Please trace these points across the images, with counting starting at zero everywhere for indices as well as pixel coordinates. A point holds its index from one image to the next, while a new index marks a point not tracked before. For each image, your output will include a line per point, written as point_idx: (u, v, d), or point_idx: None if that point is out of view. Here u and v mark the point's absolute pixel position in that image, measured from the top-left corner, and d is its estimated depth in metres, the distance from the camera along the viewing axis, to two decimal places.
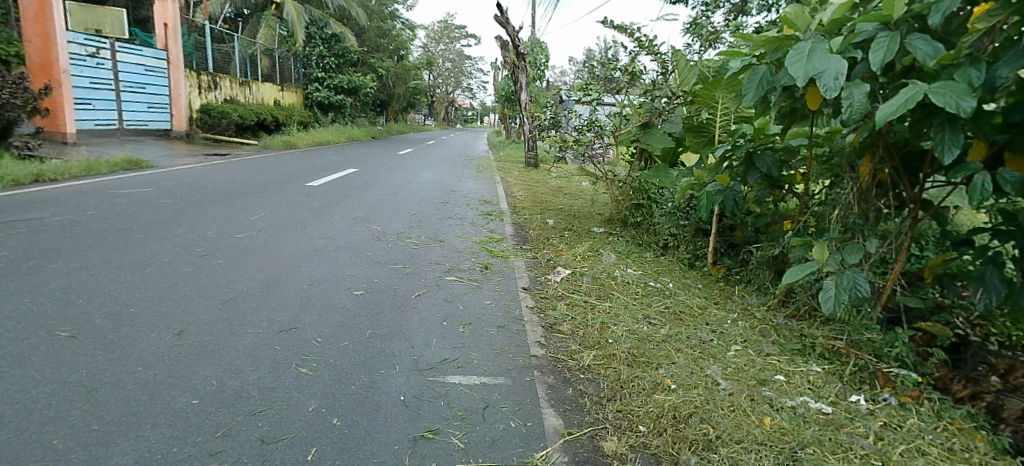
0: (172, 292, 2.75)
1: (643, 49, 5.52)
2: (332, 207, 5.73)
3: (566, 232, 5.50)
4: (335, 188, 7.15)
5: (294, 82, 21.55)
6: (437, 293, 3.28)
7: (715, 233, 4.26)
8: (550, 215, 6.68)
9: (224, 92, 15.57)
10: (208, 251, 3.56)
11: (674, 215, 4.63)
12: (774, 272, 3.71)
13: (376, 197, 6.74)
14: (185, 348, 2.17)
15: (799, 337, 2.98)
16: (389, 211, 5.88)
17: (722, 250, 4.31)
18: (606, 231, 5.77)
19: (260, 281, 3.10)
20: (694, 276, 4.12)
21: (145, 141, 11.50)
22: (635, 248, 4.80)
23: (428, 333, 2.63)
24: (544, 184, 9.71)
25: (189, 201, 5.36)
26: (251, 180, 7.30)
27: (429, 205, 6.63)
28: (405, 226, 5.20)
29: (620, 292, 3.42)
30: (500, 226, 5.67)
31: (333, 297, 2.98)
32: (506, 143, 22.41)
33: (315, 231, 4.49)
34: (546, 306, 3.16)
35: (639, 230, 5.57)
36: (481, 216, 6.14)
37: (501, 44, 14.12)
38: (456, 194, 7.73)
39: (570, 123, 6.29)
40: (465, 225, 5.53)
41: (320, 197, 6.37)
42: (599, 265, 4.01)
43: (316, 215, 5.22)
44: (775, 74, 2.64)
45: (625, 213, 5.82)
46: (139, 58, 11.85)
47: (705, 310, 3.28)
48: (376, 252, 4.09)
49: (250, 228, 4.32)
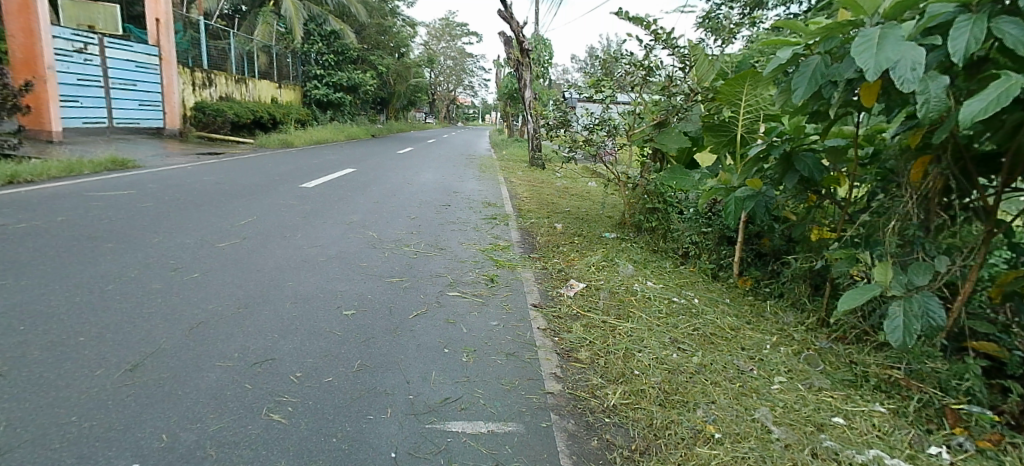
0: (133, 314, 2.41)
1: (659, 42, 5.16)
2: (326, 212, 5.38)
3: (577, 238, 5.16)
4: (330, 190, 6.81)
5: (293, 80, 21.21)
6: (438, 313, 2.91)
7: (741, 241, 3.92)
8: (558, 218, 6.34)
9: (220, 89, 15.24)
10: (183, 263, 3.21)
11: (694, 222, 4.29)
12: (810, 286, 3.44)
13: (373, 200, 6.39)
14: (136, 389, 1.82)
15: (850, 366, 2.63)
16: (386, 215, 5.52)
17: (749, 260, 3.99)
18: (619, 237, 5.43)
19: (237, 299, 2.75)
20: (720, 289, 3.77)
21: (137, 140, 11.17)
22: (652, 257, 4.46)
23: (427, 364, 2.27)
24: (549, 185, 9.35)
25: (172, 205, 5.03)
26: (242, 182, 6.96)
27: (429, 208, 6.28)
28: (404, 232, 4.84)
29: (642, 310, 3.07)
30: (505, 231, 5.33)
31: (319, 318, 2.63)
32: (508, 142, 21.99)
33: (305, 239, 4.14)
34: (560, 328, 2.81)
35: (654, 236, 5.23)
36: (485, 221, 5.80)
37: (504, 41, 13.74)
38: (458, 196, 7.38)
39: (580, 121, 5.98)
40: (468, 231, 5.18)
41: (314, 200, 6.03)
42: (615, 277, 3.67)
43: (308, 220, 4.88)
44: (831, 65, 2.28)
45: (639, 218, 5.48)
46: (129, 54, 11.51)
47: (738, 332, 2.93)
48: (371, 263, 3.74)
49: (234, 236, 3.98)
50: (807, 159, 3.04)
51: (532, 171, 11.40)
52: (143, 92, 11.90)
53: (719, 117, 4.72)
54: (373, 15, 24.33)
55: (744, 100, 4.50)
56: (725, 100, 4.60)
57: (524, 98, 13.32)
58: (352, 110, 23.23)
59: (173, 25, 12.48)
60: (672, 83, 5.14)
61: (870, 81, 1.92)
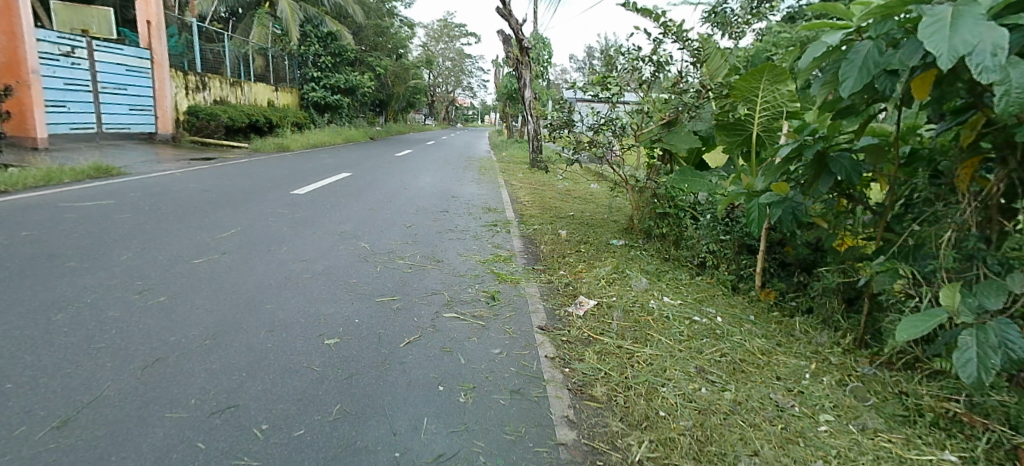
0: (80, 349, 2.08)
1: (668, 36, 4.84)
2: (316, 221, 5.07)
3: (583, 247, 4.84)
4: (322, 197, 6.50)
5: (290, 82, 20.92)
6: (433, 340, 2.58)
7: (764, 251, 3.58)
8: (562, 224, 6.03)
9: (214, 93, 14.95)
10: (151, 284, 2.90)
11: (711, 228, 3.95)
12: (844, 300, 3.11)
13: (367, 207, 6.08)
14: (62, 453, 1.50)
15: (901, 398, 2.30)
16: (380, 224, 5.22)
17: (772, 270, 3.65)
18: (627, 244, 5.12)
19: (205, 328, 2.42)
20: (742, 304, 3.44)
21: (127, 146, 10.88)
22: (664, 267, 4.14)
23: (418, 407, 1.95)
24: (551, 187, 9.05)
25: (151, 215, 4.71)
26: (231, 188, 6.65)
27: (426, 215, 5.97)
28: (399, 243, 4.52)
29: (662, 333, 2.74)
30: (506, 239, 5.02)
31: (297, 351, 2.31)
32: (509, 143, 21.71)
33: (290, 253, 3.83)
34: (571, 357, 2.49)
35: (665, 243, 4.91)
36: (485, 228, 5.49)
37: (504, 39, 13.42)
38: (456, 201, 7.08)
39: (585, 119, 5.50)
40: (467, 240, 4.87)
41: (305, 207, 5.71)
42: (627, 293, 3.33)
43: (296, 231, 4.56)
44: (886, 51, 1.96)
45: (648, 224, 5.16)
46: (118, 58, 11.22)
47: (771, 357, 2.60)
48: (361, 280, 3.42)
49: (213, 250, 3.66)
50: (843, 160, 2.73)
51: (534, 173, 11.10)
52: (134, 97, 11.60)
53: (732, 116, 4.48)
54: (370, 16, 23.99)
55: (761, 96, 4.30)
56: (740, 96, 4.40)
57: (525, 99, 13.00)
58: (350, 113, 22.95)
59: (164, 27, 12.19)
60: (678, 79, 4.89)
61: (943, 69, 1.61)
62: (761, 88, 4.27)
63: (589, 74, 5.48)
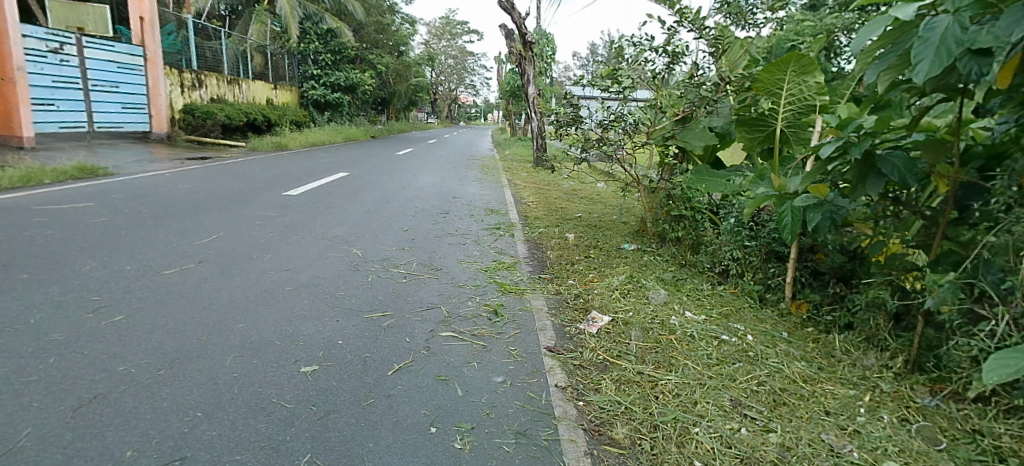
0: (5, 386, 1.78)
1: (684, 24, 4.49)
2: (305, 224, 4.75)
3: (592, 253, 4.49)
4: (316, 198, 6.19)
5: (290, 80, 20.63)
6: (426, 366, 2.25)
7: (795, 259, 3.23)
8: (568, 226, 5.70)
9: (210, 91, 14.66)
10: (109, 298, 2.60)
11: (734, 234, 3.60)
12: (890, 318, 2.77)
13: (362, 209, 5.76)
14: None
15: (976, 437, 1.94)
16: (375, 227, 4.89)
17: (804, 280, 3.31)
18: (638, 249, 4.79)
19: (162, 354, 2.11)
20: (772, 319, 3.10)
21: (120, 145, 10.62)
22: (682, 276, 3.79)
23: (404, 458, 1.62)
24: (555, 187, 8.72)
25: (129, 219, 4.41)
26: (220, 190, 6.35)
27: (426, 217, 5.65)
28: (394, 249, 4.20)
29: (688, 356, 2.41)
30: (510, 244, 4.69)
31: (266, 382, 1.99)
32: (512, 141, 21.36)
33: (273, 261, 3.52)
34: (586, 385, 2.16)
35: (681, 248, 4.59)
36: (487, 231, 5.16)
37: (506, 34, 13.04)
38: (457, 202, 6.76)
39: (594, 115, 5.07)
40: (468, 245, 4.54)
41: (296, 210, 5.40)
42: (645, 307, 2.99)
43: (284, 236, 4.25)
44: (971, 26, 1.60)
45: (662, 227, 4.82)
46: (110, 54, 10.95)
47: (815, 386, 2.26)
48: (349, 292, 3.10)
49: (188, 259, 3.36)
50: (895, 159, 2.38)
51: (538, 172, 10.75)
52: (127, 95, 11.32)
53: (755, 111, 4.20)
54: (371, 13, 23.67)
55: (786, 89, 4.03)
56: (763, 90, 4.13)
57: (528, 95, 12.64)
58: (351, 111, 22.66)
59: (158, 23, 11.88)
60: (694, 72, 4.58)
61: None
62: (787, 81, 4.00)
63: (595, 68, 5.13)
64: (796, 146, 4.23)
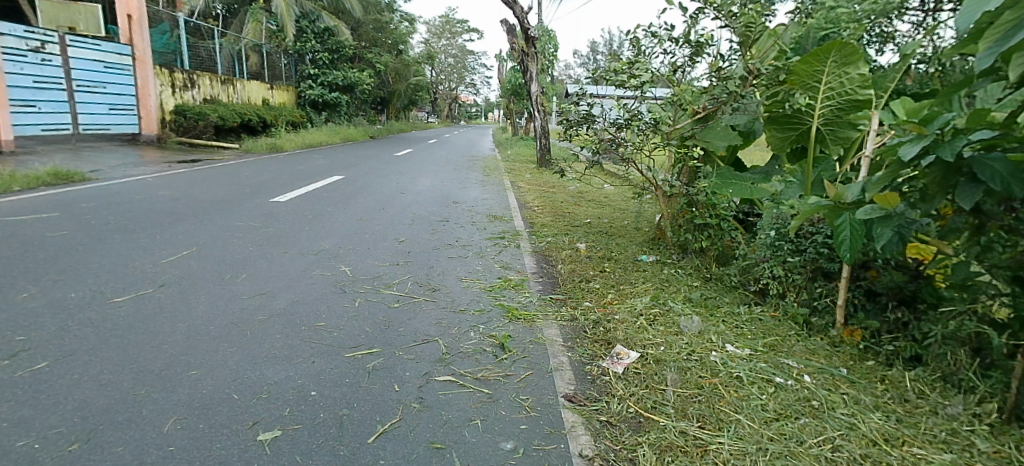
0: None
1: (708, 10, 4.03)
2: (290, 236, 4.32)
3: (606, 266, 4.06)
4: (306, 205, 5.74)
5: (286, 80, 20.22)
6: (419, 427, 1.80)
7: (848, 279, 2.80)
8: (579, 234, 5.29)
9: (203, 91, 14.25)
10: (39, 338, 2.17)
11: (773, 249, 3.18)
12: (971, 353, 2.35)
13: (354, 218, 5.32)
14: None
15: None
16: (368, 239, 4.46)
17: (857, 302, 2.89)
18: (657, 260, 4.37)
19: (81, 420, 1.67)
20: (824, 350, 2.68)
21: (106, 148, 10.22)
22: (712, 297, 3.37)
23: None
24: (560, 190, 8.27)
25: (94, 232, 3.99)
26: (203, 196, 5.91)
27: (423, 225, 5.21)
28: (387, 265, 3.76)
29: (738, 408, 1.96)
30: (515, 257, 4.25)
31: (209, 460, 1.54)
32: (513, 141, 20.89)
33: (247, 283, 3.08)
34: (617, 454, 1.71)
35: (705, 259, 4.22)
36: (491, 241, 4.74)
37: (508, 30, 12.61)
38: (458, 208, 6.32)
39: (608, 114, 4.59)
40: (469, 259, 4.10)
41: (282, 219, 4.97)
42: (676, 338, 2.56)
43: (264, 251, 3.81)
44: None
45: (683, 237, 4.39)
46: (96, 54, 10.60)
47: (902, 450, 1.81)
48: (331, 321, 2.65)
49: (146, 282, 2.91)
50: (993, 163, 1.95)
51: (541, 174, 10.30)
52: (114, 95, 10.95)
53: (789, 107, 3.85)
54: (369, 11, 23.26)
55: (825, 81, 3.67)
56: (798, 83, 3.77)
57: (530, 94, 12.15)
58: (349, 111, 22.22)
59: (146, 21, 11.49)
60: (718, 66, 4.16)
61: None
62: (825, 72, 3.62)
63: (604, 62, 4.63)
64: (833, 145, 3.95)
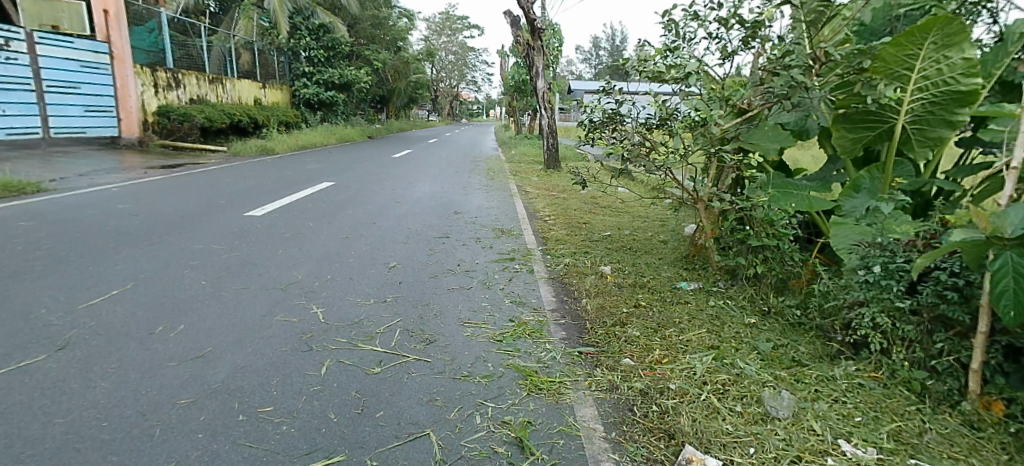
0: None
1: None
2: (257, 263, 3.60)
3: (642, 298, 3.36)
4: (285, 220, 5.02)
5: (280, 79, 19.53)
6: None
7: (985, 333, 2.01)
8: (600, 252, 4.59)
9: (190, 91, 13.56)
10: None
11: (875, 289, 2.38)
12: None
13: (339, 236, 4.59)
14: None
15: None
16: (353, 265, 3.74)
17: (993, 363, 2.07)
18: (699, 287, 3.66)
19: None
20: (967, 438, 1.92)
21: (82, 154, 9.55)
22: (787, 349, 2.65)
23: None
24: (572, 196, 7.54)
25: (14, 262, 3.29)
26: (168, 210, 5.21)
27: (419, 244, 4.49)
28: (371, 303, 3.03)
29: None
30: (527, 287, 3.54)
31: None
32: (515, 139, 20.08)
33: (181, 338, 2.35)
34: None
35: (759, 288, 3.51)
36: (498, 264, 4.03)
37: (512, 22, 11.82)
38: (460, 219, 5.60)
39: (640, 113, 3.79)
40: (472, 292, 3.39)
41: (253, 238, 4.25)
42: (768, 432, 1.80)
43: (217, 286, 3.07)
44: None
45: (730, 260, 3.67)
46: (69, 52, 10.13)
47: None
48: (283, 404, 1.92)
49: (41, 344, 2.20)
50: None
51: (548, 176, 9.56)
52: (90, 96, 10.40)
53: (871, 104, 3.17)
54: (366, 7, 22.53)
55: (918, 69, 3.01)
56: (882, 71, 3.09)
57: (536, 91, 11.36)
58: (347, 111, 21.50)
59: (124, 17, 11.04)
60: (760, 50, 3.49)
61: None
62: (919, 57, 2.96)
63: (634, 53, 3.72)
64: (919, 147, 3.35)
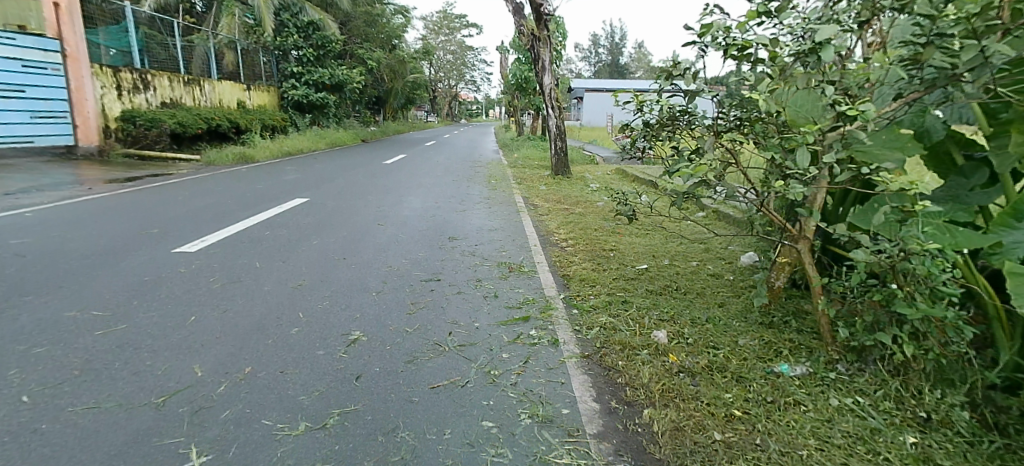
0: None
1: None
2: (142, 345, 2.40)
3: (733, 401, 2.15)
4: (222, 259, 3.83)
5: (267, 80, 18.37)
6: None
7: None
8: (639, 299, 3.38)
9: (160, 94, 12.39)
10: None
11: None
12: None
13: (288, 284, 3.38)
14: None
15: None
16: (292, 343, 2.54)
17: None
18: (806, 371, 2.47)
19: None
20: None
21: (26, 166, 8.42)
22: None
23: None
24: (591, 210, 6.33)
25: None
26: (73, 246, 4.04)
27: (397, 294, 3.30)
28: (300, 435, 1.83)
29: None
30: (552, 377, 2.34)
31: None
32: (520, 141, 18.88)
33: None
34: None
35: (903, 375, 2.32)
36: (506, 330, 2.83)
37: (517, 10, 10.56)
38: (454, 250, 4.41)
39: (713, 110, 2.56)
40: (469, 392, 2.19)
41: (160, 294, 3.06)
42: None
43: (43, 408, 1.88)
44: None
45: (854, 327, 2.45)
46: (12, 50, 9.07)
47: None
48: None
49: None
50: None
51: (558, 185, 8.38)
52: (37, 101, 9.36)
53: None
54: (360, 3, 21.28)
55: None
56: None
57: (544, 87, 10.16)
58: (338, 113, 20.30)
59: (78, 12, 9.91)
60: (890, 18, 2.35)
61: None
62: None
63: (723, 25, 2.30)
64: None
